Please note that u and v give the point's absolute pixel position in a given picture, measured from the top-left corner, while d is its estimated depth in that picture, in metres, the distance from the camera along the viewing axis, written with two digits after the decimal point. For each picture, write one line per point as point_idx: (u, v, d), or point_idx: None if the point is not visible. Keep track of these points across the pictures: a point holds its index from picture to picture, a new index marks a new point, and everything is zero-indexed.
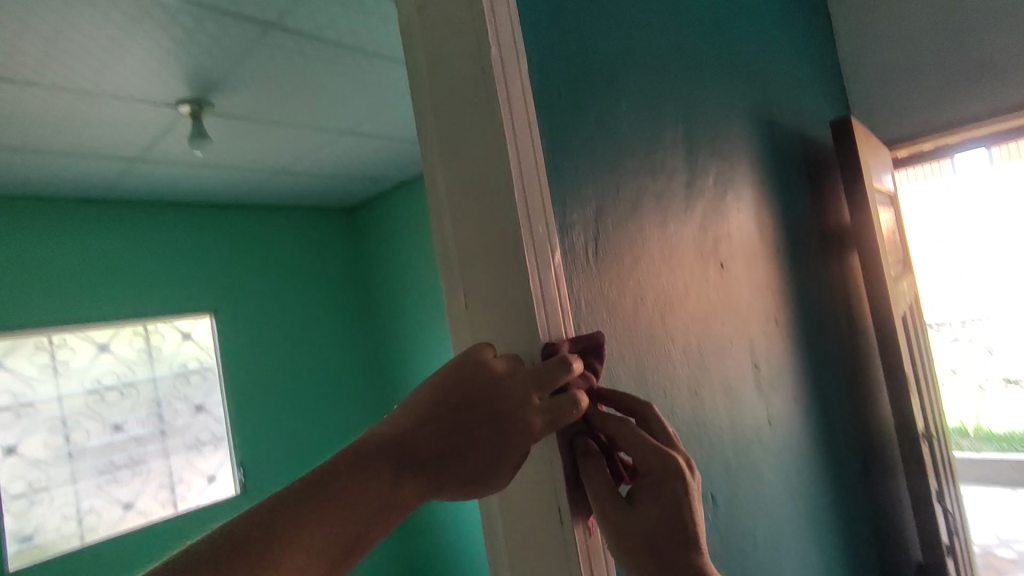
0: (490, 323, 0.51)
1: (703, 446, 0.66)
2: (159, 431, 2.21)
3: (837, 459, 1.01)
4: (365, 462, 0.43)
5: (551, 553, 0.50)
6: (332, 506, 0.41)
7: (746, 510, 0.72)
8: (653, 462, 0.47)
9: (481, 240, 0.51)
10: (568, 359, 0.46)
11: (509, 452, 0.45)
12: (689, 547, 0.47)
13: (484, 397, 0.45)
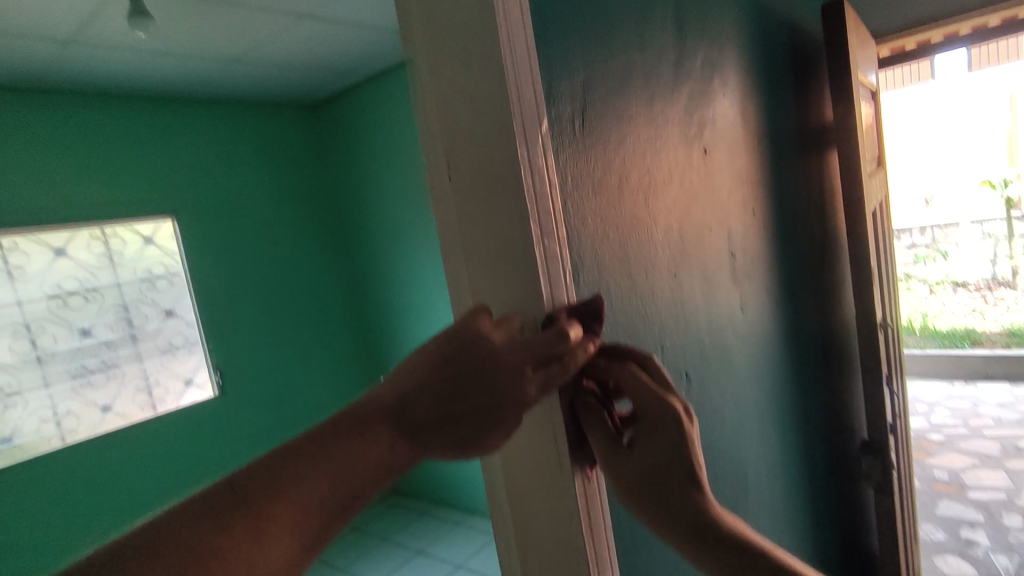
0: (493, 274, 0.49)
1: (681, 333, 0.68)
2: (129, 336, 2.20)
3: (802, 350, 1.07)
4: (364, 421, 0.45)
5: (552, 508, 0.51)
6: (333, 458, 0.43)
7: (717, 391, 0.75)
8: (656, 409, 0.50)
9: (481, 185, 0.48)
10: (567, 332, 0.46)
11: (504, 419, 0.46)
12: (693, 487, 0.49)
13: (480, 366, 0.45)
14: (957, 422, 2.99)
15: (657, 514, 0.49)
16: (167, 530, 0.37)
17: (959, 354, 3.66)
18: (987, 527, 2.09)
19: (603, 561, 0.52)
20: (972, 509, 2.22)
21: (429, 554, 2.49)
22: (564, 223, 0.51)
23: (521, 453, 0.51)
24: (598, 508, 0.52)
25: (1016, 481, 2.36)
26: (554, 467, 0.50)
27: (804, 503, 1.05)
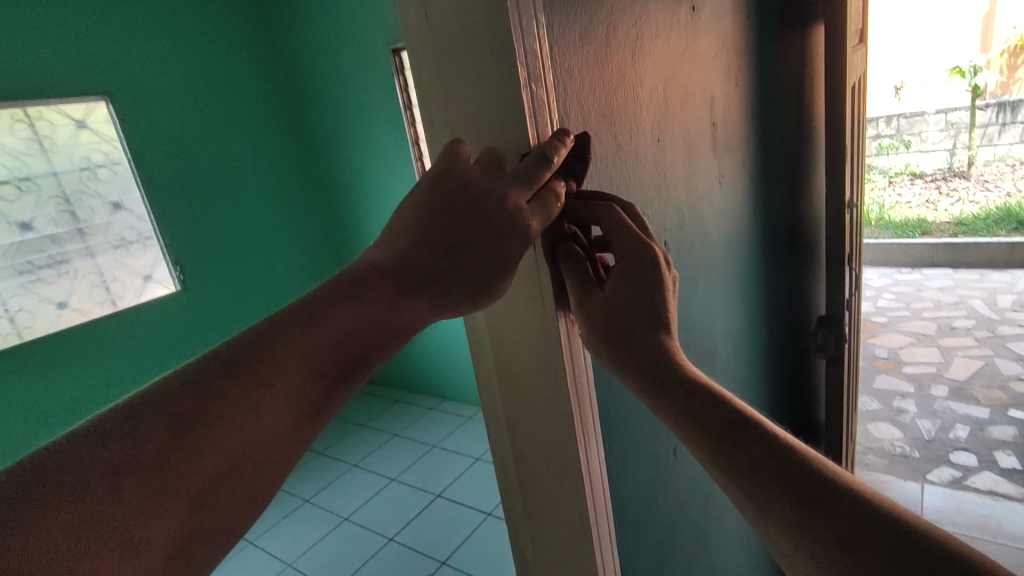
0: (481, 140, 0.47)
1: (662, 200, 0.67)
2: (76, 231, 2.08)
3: (771, 229, 1.08)
4: (362, 283, 0.43)
5: (538, 362, 0.51)
6: (330, 323, 0.42)
7: (693, 261, 0.76)
8: (633, 250, 0.49)
9: (464, 40, 0.44)
10: (549, 154, 0.43)
11: (506, 257, 0.44)
12: (659, 329, 0.49)
13: (471, 202, 0.43)
14: (900, 305, 3.20)
15: (624, 354, 0.48)
16: (156, 403, 0.37)
17: (908, 243, 3.84)
18: (917, 396, 2.31)
19: (586, 414, 0.52)
20: (904, 382, 2.44)
21: (404, 437, 2.62)
22: (552, 80, 0.46)
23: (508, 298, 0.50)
24: (581, 354, 0.52)
25: (946, 356, 2.58)
26: (538, 306, 0.49)
27: (763, 373, 1.12)
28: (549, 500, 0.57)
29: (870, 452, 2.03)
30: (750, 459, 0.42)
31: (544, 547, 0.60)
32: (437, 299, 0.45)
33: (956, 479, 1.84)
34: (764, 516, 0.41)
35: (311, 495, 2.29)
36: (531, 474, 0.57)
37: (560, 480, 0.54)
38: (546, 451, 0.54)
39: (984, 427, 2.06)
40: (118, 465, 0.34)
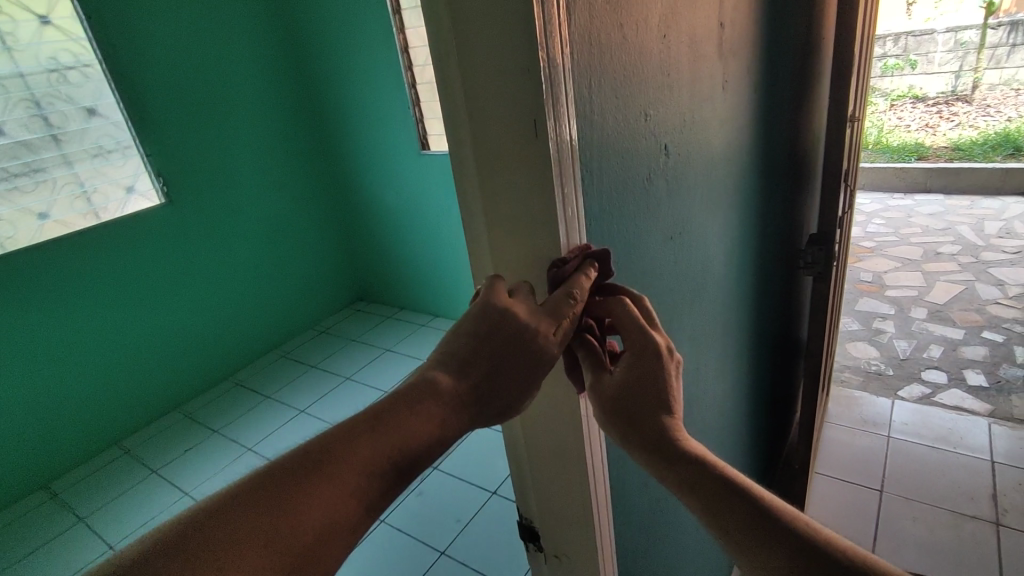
0: (513, 236, 0.49)
1: (664, 100, 0.64)
2: (50, 137, 2.00)
3: (770, 143, 1.07)
4: (426, 394, 0.44)
5: (559, 437, 0.55)
6: (401, 438, 0.42)
7: (692, 165, 0.75)
8: (640, 338, 0.50)
9: (504, 148, 0.46)
10: (575, 291, 0.47)
11: (534, 381, 0.46)
12: (662, 412, 0.50)
13: (508, 334, 0.45)
14: (889, 230, 3.22)
15: (631, 436, 0.49)
16: (239, 502, 0.37)
17: (904, 167, 3.82)
18: (896, 319, 2.38)
19: (598, 479, 0.57)
20: (885, 304, 2.50)
21: (396, 352, 2.68)
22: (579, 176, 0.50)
23: (511, 198, 0.47)
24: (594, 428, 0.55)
25: (929, 280, 2.64)
26: (541, 210, 0.46)
27: (752, 289, 1.14)
28: (543, 417, 0.56)
29: (846, 371, 2.11)
30: (748, 531, 0.44)
31: (539, 483, 0.60)
32: (482, 410, 0.45)
33: (925, 396, 1.93)
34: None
35: (307, 406, 2.37)
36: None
37: (554, 392, 0.54)
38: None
39: (957, 348, 2.14)
40: (205, 566, 0.33)
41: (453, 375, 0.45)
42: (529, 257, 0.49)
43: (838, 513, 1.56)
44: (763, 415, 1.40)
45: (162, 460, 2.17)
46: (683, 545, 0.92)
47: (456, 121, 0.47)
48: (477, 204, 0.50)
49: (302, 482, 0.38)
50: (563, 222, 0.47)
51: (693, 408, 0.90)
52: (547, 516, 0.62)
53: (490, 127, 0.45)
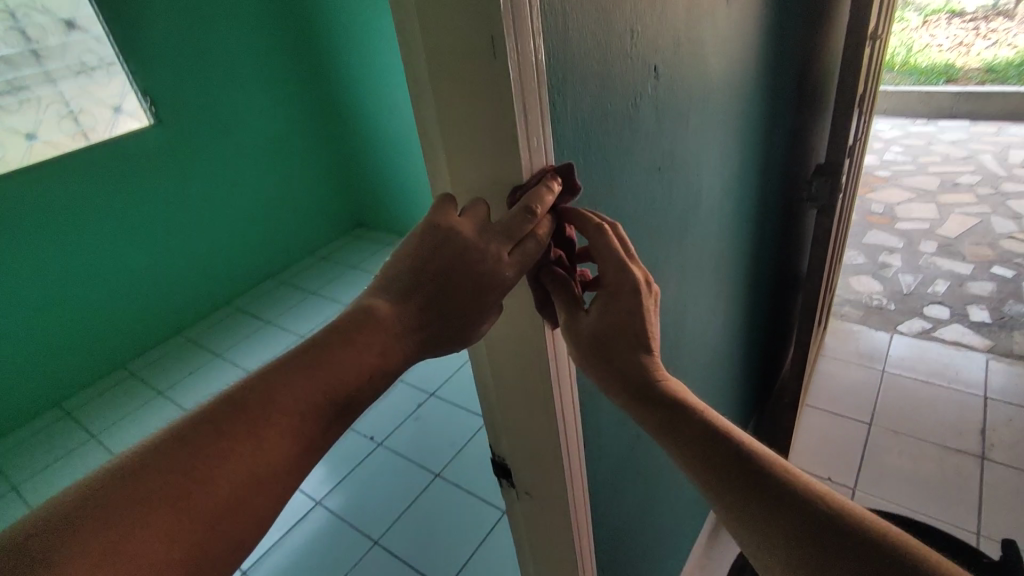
0: (479, 187, 0.46)
1: (655, 16, 0.58)
2: (30, 53, 1.95)
3: (779, 64, 0.98)
4: (360, 325, 0.44)
5: (525, 368, 0.53)
6: (332, 372, 0.43)
7: (687, 89, 0.69)
8: (616, 270, 0.47)
9: (467, 93, 0.42)
10: (534, 207, 0.43)
11: (485, 304, 0.45)
12: (640, 350, 0.48)
13: (454, 255, 0.44)
14: (907, 159, 3.09)
15: (607, 374, 0.48)
16: (175, 442, 0.38)
17: (931, 91, 3.60)
18: (904, 253, 2.32)
19: (566, 411, 0.56)
20: (895, 237, 2.43)
21: None
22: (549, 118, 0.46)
23: (472, 142, 0.44)
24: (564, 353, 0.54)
25: (942, 213, 2.55)
26: (508, 165, 0.44)
27: (750, 222, 1.09)
28: (514, 366, 0.54)
29: (847, 304, 2.09)
30: (722, 474, 0.43)
31: (509, 413, 0.59)
32: (424, 337, 0.46)
33: (924, 331, 1.92)
34: (735, 518, 0.42)
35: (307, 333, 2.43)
36: (496, 339, 0.54)
37: (524, 342, 0.52)
38: (511, 316, 0.51)
39: (964, 283, 2.10)
40: (147, 495, 0.35)
41: (389, 301, 0.45)
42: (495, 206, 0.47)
43: (824, 444, 1.59)
44: (755, 349, 1.39)
45: (168, 382, 2.25)
46: (662, 476, 0.93)
47: (417, 81, 0.44)
48: (440, 160, 0.46)
49: (232, 423, 0.39)
50: (528, 164, 0.44)
51: (678, 345, 0.88)
52: (519, 457, 0.62)
53: (445, 69, 0.41)
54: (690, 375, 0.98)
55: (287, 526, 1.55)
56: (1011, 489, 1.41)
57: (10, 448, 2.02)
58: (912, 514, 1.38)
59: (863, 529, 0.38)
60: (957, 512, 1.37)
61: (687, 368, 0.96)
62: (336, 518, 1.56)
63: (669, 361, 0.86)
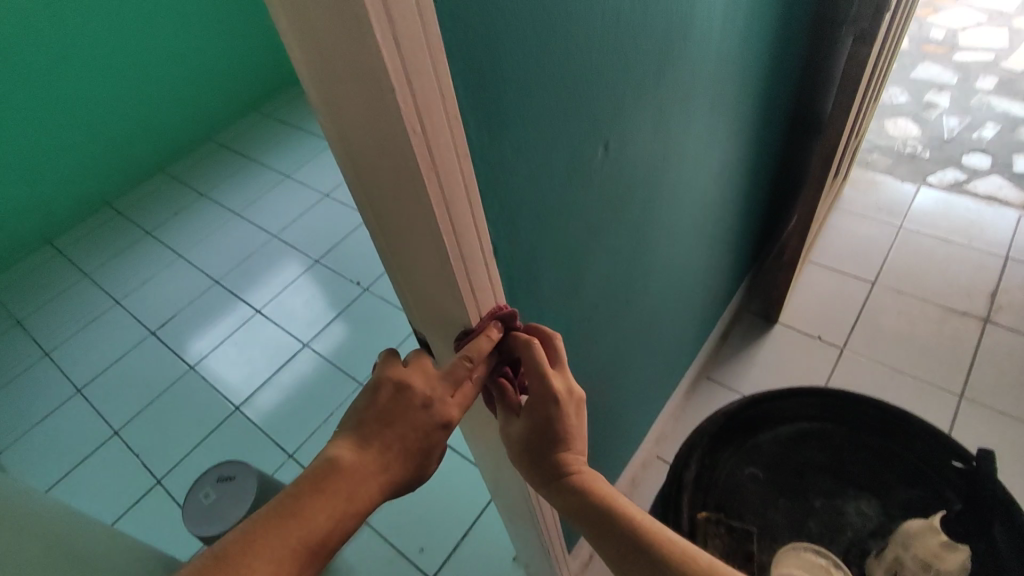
0: (375, 165, 0.38)
1: None
2: None
3: None
4: (326, 473, 0.42)
5: (441, 283, 0.44)
6: (305, 518, 0.40)
7: None
8: (538, 382, 0.49)
9: (333, 45, 0.32)
10: (471, 356, 0.47)
11: (436, 445, 0.46)
12: (559, 448, 0.51)
13: (402, 403, 0.45)
14: None
15: (534, 471, 0.52)
16: None
17: None
18: (955, 90, 2.02)
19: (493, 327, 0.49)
20: (949, 71, 2.11)
21: None
22: (447, 55, 0.35)
23: (348, 87, 0.34)
24: (488, 291, 0.47)
25: (1013, 41, 2.18)
26: (399, 146, 0.35)
27: (764, 51, 0.89)
28: (410, 251, 0.43)
29: (876, 151, 1.87)
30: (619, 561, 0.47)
31: (424, 309, 0.49)
32: (390, 481, 0.44)
33: (958, 183, 1.73)
34: None
35: (292, 172, 2.31)
36: (383, 216, 0.41)
37: (411, 217, 0.39)
38: (392, 188, 0.38)
39: (1016, 129, 1.85)
40: None
41: (350, 444, 0.44)
42: (397, 194, 0.38)
43: (820, 303, 1.52)
44: (758, 204, 1.26)
45: (154, 222, 2.21)
46: (629, 346, 0.87)
47: (277, 18, 0.33)
48: (307, 78, 0.35)
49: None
50: (419, 124, 0.34)
51: (654, 207, 0.76)
52: (437, 347, 0.53)
53: None
54: (672, 237, 0.86)
55: (279, 365, 1.69)
56: (1009, 355, 1.35)
57: (9, 283, 2.07)
58: (898, 375, 1.35)
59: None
60: (944, 374, 1.34)
61: (667, 231, 0.84)
62: (325, 363, 1.67)
63: (642, 225, 0.74)
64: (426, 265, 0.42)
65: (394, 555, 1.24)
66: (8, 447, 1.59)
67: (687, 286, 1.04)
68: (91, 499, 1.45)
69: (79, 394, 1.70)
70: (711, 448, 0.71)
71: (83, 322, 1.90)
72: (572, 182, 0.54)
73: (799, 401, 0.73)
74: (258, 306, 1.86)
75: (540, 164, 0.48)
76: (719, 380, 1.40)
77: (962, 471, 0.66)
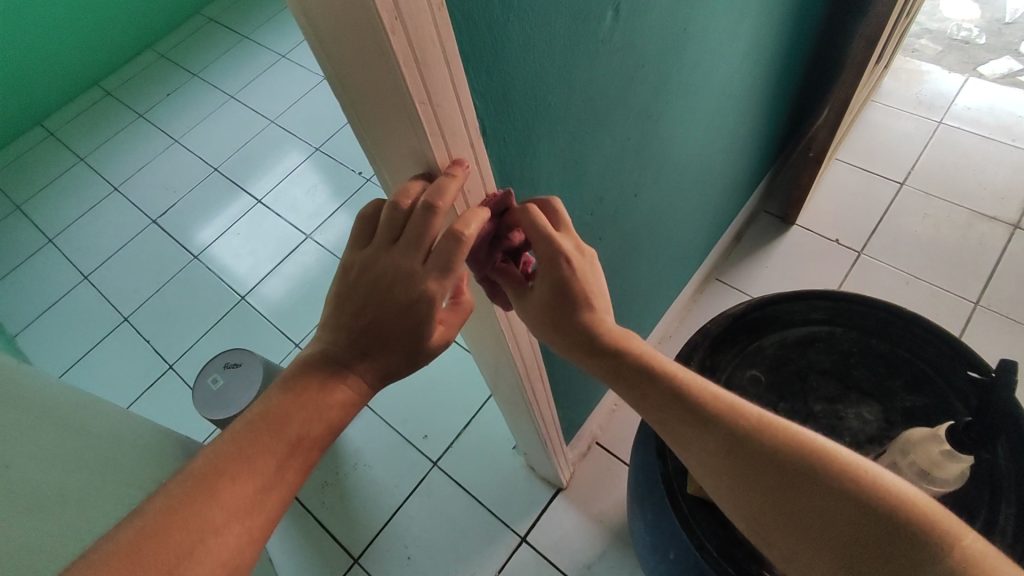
0: (339, 28, 0.31)
1: None
2: None
3: None
4: (301, 375, 0.42)
5: (422, 166, 0.39)
6: (286, 417, 0.40)
7: None
8: (548, 246, 0.47)
9: None
10: (435, 200, 0.38)
11: (421, 316, 0.41)
12: (583, 307, 0.50)
13: (372, 284, 0.41)
14: None
15: (564, 337, 0.51)
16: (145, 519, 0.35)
17: None
18: None
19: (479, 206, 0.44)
20: None
21: None
22: None
23: None
24: (475, 171, 0.41)
25: None
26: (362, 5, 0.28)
27: None
28: (387, 131, 0.37)
29: (925, 36, 1.69)
30: (690, 436, 0.46)
31: None
32: (376, 369, 0.43)
33: (1012, 74, 1.57)
34: (699, 465, 0.46)
35: (288, 51, 2.16)
36: (349, 83, 0.35)
37: (380, 84, 0.33)
38: (355, 48, 0.32)
39: None
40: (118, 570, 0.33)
41: (323, 343, 0.43)
42: (366, 62, 0.32)
43: (841, 204, 1.45)
44: (787, 92, 1.15)
45: (146, 104, 2.11)
46: (635, 243, 0.83)
47: None
48: None
49: (192, 492, 0.36)
50: None
51: (670, 86, 0.68)
52: None
53: None
54: (689, 126, 0.79)
55: (282, 256, 1.67)
56: None
57: (5, 166, 2.03)
58: (913, 281, 1.31)
59: (831, 481, 0.41)
60: (961, 280, 1.30)
61: (684, 117, 0.76)
62: (328, 255, 1.65)
63: (655, 107, 0.67)
64: (404, 142, 0.37)
65: (398, 441, 1.29)
66: (24, 330, 1.63)
67: (702, 181, 0.97)
68: (107, 381, 1.50)
69: (87, 280, 1.71)
70: (712, 349, 0.66)
71: (83, 208, 1.88)
72: (576, 49, 0.47)
73: (808, 305, 0.67)
74: (259, 197, 1.82)
75: (538, 25, 0.41)
76: (728, 282, 1.37)
77: (975, 381, 0.61)
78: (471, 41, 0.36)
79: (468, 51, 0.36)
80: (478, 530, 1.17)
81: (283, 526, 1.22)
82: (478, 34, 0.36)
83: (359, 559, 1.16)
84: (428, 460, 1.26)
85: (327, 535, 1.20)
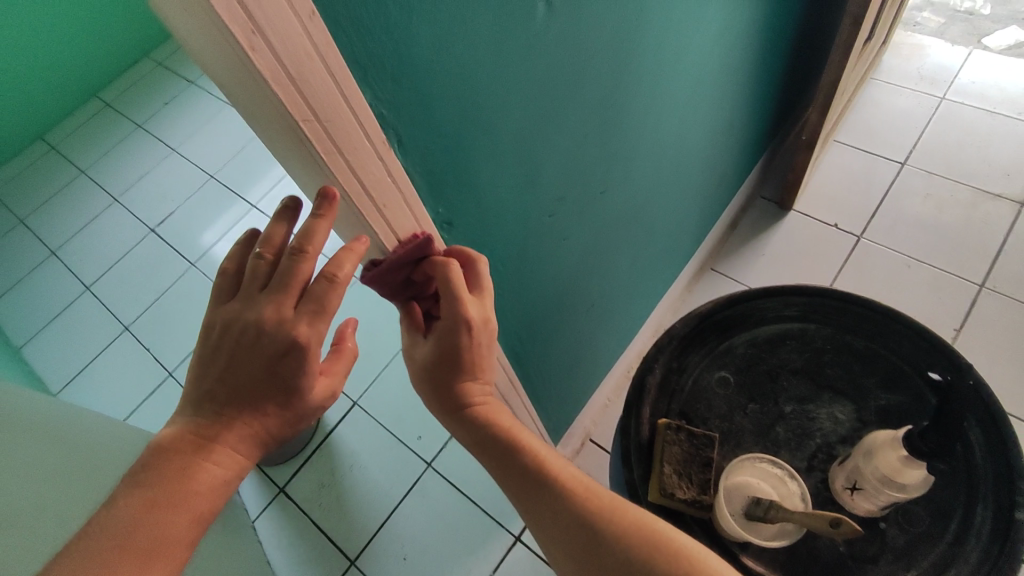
0: (210, 44, 0.31)
1: None
2: None
3: None
4: (160, 460, 0.40)
5: (323, 182, 0.38)
6: (156, 521, 0.38)
7: None
8: (459, 312, 0.46)
9: None
10: (301, 246, 0.40)
11: (297, 367, 0.42)
12: (468, 377, 0.50)
13: (241, 338, 0.41)
14: None
15: (434, 379, 0.51)
16: None
17: None
18: None
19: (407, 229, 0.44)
20: None
21: None
22: None
23: None
24: (388, 181, 0.40)
25: None
26: (214, 26, 0.27)
27: None
28: (285, 147, 0.37)
29: (927, 9, 1.65)
30: (524, 496, 0.48)
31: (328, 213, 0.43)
32: (248, 437, 0.42)
33: (1017, 46, 1.52)
34: (538, 524, 0.47)
35: None
36: (246, 100, 0.35)
37: (267, 107, 0.33)
38: (235, 70, 0.32)
39: None
40: None
41: (182, 422, 0.42)
42: (242, 79, 0.32)
43: (841, 186, 1.41)
44: (772, 74, 1.12)
45: (147, 113, 2.13)
46: (608, 240, 0.81)
47: None
48: None
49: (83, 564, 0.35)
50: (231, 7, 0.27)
51: (630, 78, 0.65)
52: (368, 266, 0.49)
53: None
54: (658, 117, 0.77)
55: None
56: None
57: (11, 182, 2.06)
58: (914, 263, 1.27)
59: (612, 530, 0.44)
60: (964, 261, 1.25)
61: (651, 108, 0.74)
62: None
63: (613, 100, 0.64)
64: (305, 164, 0.36)
65: (394, 442, 1.30)
66: (29, 342, 1.66)
67: (683, 170, 0.95)
68: (108, 390, 1.52)
69: (88, 291, 1.73)
70: (680, 350, 0.62)
71: (85, 221, 1.90)
72: (505, 49, 0.45)
73: (782, 301, 0.63)
74: (254, 202, 1.82)
75: (452, 27, 0.39)
76: (723, 272, 1.34)
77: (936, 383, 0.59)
78: (365, 50, 0.34)
79: (364, 63, 0.35)
80: (473, 529, 1.17)
81: (280, 527, 1.22)
82: (373, 43, 0.34)
83: (356, 561, 1.17)
84: (422, 461, 1.26)
85: (326, 537, 1.20)
